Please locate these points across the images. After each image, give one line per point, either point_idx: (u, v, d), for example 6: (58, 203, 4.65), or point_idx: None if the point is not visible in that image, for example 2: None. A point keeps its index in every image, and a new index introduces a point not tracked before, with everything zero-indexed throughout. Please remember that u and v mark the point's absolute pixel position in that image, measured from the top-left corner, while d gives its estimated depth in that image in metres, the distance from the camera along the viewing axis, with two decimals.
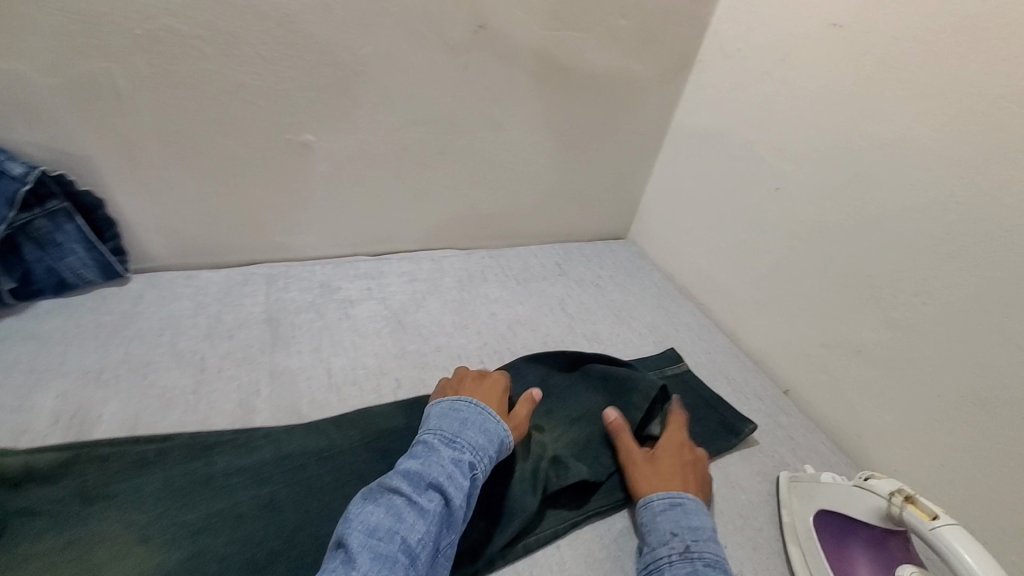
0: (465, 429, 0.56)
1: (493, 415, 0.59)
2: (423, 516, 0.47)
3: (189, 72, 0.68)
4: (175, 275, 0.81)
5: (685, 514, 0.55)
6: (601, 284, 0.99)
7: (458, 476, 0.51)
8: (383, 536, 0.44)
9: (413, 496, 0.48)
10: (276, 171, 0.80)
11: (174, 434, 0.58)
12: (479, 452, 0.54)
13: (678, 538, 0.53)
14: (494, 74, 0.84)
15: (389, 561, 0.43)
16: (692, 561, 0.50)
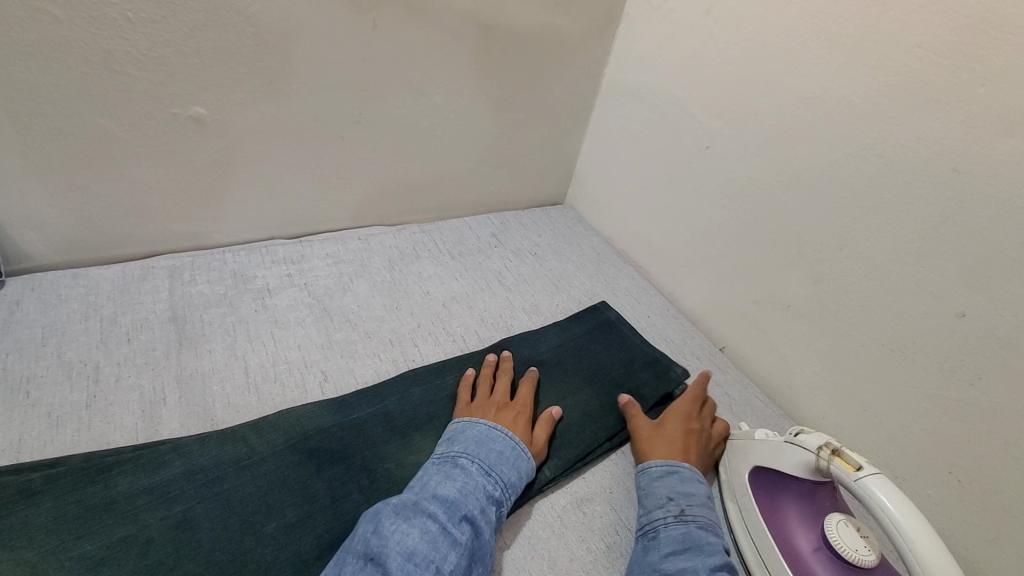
0: (501, 462, 0.55)
1: (528, 454, 0.57)
2: (457, 547, 0.46)
3: (36, 38, 0.58)
4: (60, 274, 0.72)
5: (681, 481, 0.57)
6: (539, 253, 0.96)
7: (489, 512, 0.50)
8: (419, 563, 0.44)
9: (448, 525, 0.47)
10: (166, 150, 0.71)
11: (65, 457, 0.52)
12: (511, 490, 0.53)
13: (676, 502, 0.55)
14: (408, 34, 0.76)
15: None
16: (689, 524, 0.52)
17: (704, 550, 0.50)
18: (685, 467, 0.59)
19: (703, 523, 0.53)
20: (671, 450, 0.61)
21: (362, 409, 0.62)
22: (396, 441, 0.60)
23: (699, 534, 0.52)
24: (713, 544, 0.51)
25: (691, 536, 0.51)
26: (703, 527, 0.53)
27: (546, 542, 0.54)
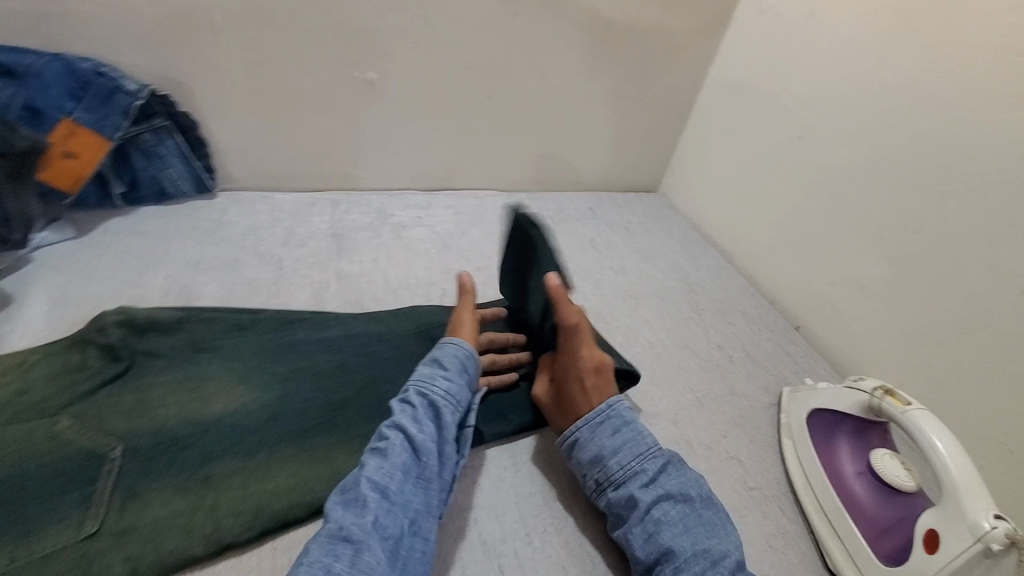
0: (423, 367, 0.59)
1: (452, 339, 0.62)
2: (380, 454, 0.51)
3: (273, 10, 0.78)
4: (254, 194, 0.93)
5: (581, 450, 0.58)
6: (629, 228, 1.06)
7: (406, 409, 0.55)
8: (348, 488, 0.49)
9: (373, 443, 0.52)
10: (342, 105, 0.90)
11: (260, 311, 0.69)
12: (433, 378, 0.57)
13: (589, 473, 0.57)
14: (541, 24, 0.91)
15: (355, 504, 0.47)
16: (607, 490, 0.56)
17: (629, 500, 0.54)
18: (595, 417, 0.59)
19: (623, 469, 0.56)
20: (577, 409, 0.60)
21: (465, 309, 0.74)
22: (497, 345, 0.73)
23: (618, 495, 0.55)
24: (642, 482, 0.55)
25: (615, 501, 0.55)
26: (624, 473, 0.56)
27: None
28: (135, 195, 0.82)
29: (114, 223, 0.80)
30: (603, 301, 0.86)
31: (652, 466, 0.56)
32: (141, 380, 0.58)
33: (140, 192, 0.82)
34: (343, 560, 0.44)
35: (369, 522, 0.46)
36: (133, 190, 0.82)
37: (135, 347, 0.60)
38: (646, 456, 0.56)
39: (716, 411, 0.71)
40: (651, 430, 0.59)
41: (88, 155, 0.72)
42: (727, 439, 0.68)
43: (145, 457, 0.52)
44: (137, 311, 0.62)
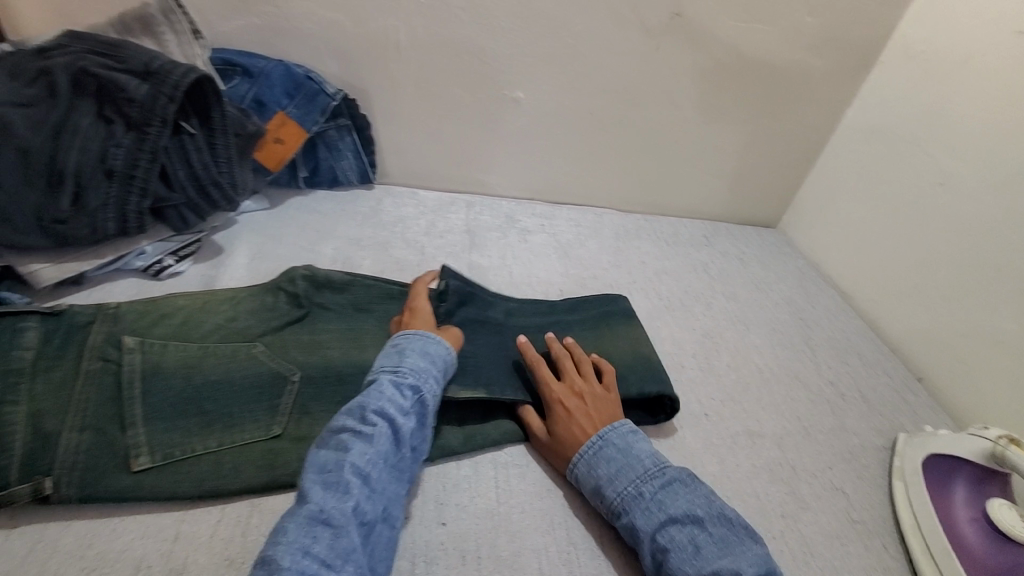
0: (407, 355, 0.59)
1: (428, 335, 0.61)
2: (368, 440, 0.51)
3: (448, 35, 0.91)
4: (404, 189, 1.06)
5: (581, 482, 0.59)
6: (744, 259, 1.07)
7: (397, 399, 0.55)
8: (332, 467, 0.49)
9: (358, 425, 0.52)
10: (490, 118, 1.01)
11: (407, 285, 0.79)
12: (423, 374, 0.58)
13: (596, 503, 0.58)
14: (681, 57, 0.96)
15: (338, 488, 0.48)
16: (616, 518, 0.56)
17: (632, 529, 0.54)
18: (588, 450, 0.59)
19: (623, 498, 0.56)
20: (573, 441, 0.60)
21: (580, 305, 0.80)
22: None
23: (625, 524, 0.55)
24: (643, 506, 0.54)
25: (625, 529, 0.55)
26: (625, 502, 0.56)
27: (719, 447, 0.69)
28: (314, 179, 0.98)
29: (296, 200, 0.96)
30: (712, 323, 0.89)
31: (649, 489, 0.55)
32: (314, 326, 0.69)
33: (318, 177, 0.98)
34: (321, 542, 0.45)
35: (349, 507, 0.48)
36: (314, 175, 0.98)
37: (315, 298, 0.72)
38: (643, 478, 0.56)
39: (826, 443, 0.73)
40: (650, 451, 0.58)
41: (292, 142, 0.89)
42: (833, 471, 0.69)
43: (317, 385, 0.63)
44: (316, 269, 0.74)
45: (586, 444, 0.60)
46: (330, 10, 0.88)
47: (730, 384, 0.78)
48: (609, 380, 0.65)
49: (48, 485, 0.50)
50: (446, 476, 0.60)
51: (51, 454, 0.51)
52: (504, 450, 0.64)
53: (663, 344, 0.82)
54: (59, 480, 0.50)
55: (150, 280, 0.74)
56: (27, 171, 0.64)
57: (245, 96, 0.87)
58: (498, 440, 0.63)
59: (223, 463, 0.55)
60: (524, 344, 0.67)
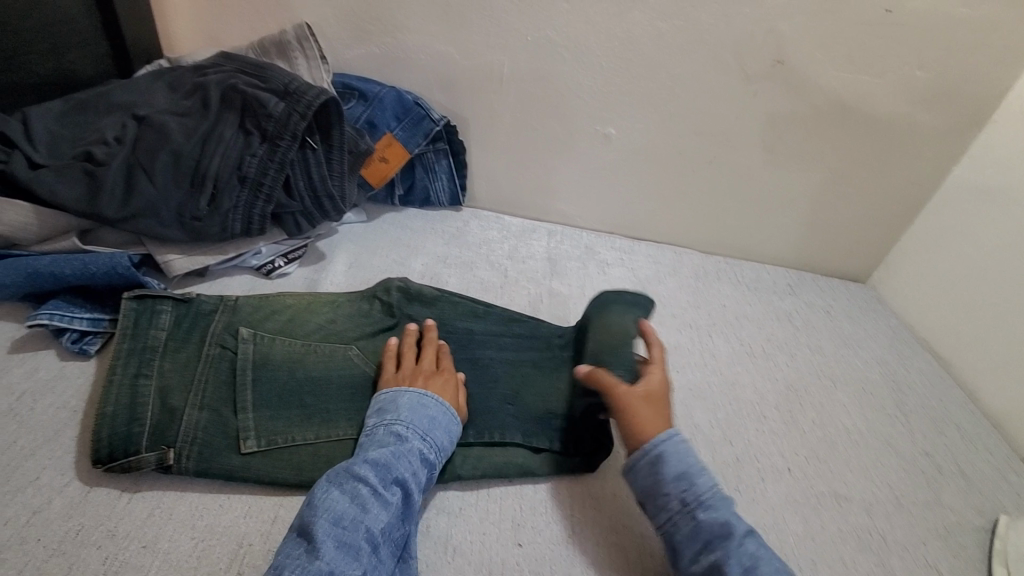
0: (433, 427, 0.58)
1: (455, 413, 0.61)
2: (387, 507, 0.51)
3: (548, 70, 0.96)
4: (490, 214, 1.11)
5: (666, 465, 0.56)
6: (831, 312, 1.03)
7: (421, 472, 0.55)
8: (348, 526, 0.48)
9: (381, 488, 0.51)
10: (579, 151, 1.04)
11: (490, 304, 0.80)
12: (442, 453, 0.58)
13: (675, 489, 0.55)
14: (776, 104, 0.96)
15: (350, 551, 0.47)
16: (698, 510, 0.54)
17: (722, 524, 0.53)
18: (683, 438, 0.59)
19: (714, 497, 0.54)
20: (656, 420, 0.59)
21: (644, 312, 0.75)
22: (682, 390, 0.77)
23: (709, 518, 0.53)
24: (732, 514, 0.54)
25: (704, 524, 0.53)
26: (715, 501, 0.54)
27: (802, 506, 0.66)
28: (408, 197, 1.04)
29: (391, 216, 1.02)
30: (795, 374, 0.86)
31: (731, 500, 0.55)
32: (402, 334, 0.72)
33: (412, 196, 1.04)
34: None
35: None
36: (408, 193, 1.04)
37: (405, 310, 0.75)
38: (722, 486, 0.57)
39: (921, 516, 0.68)
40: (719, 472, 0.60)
41: (394, 161, 0.95)
42: (928, 547, 0.65)
43: None
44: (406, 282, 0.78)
45: (674, 427, 0.59)
46: (443, 44, 0.95)
47: (815, 442, 0.75)
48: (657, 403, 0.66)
49: (171, 456, 0.54)
50: (522, 497, 0.62)
51: (175, 428, 0.56)
52: (579, 479, 0.64)
53: (744, 391, 0.80)
54: (181, 455, 0.54)
55: (261, 278, 0.81)
56: (176, 172, 0.72)
57: (359, 116, 0.93)
58: (574, 467, 0.64)
59: (319, 455, 0.58)
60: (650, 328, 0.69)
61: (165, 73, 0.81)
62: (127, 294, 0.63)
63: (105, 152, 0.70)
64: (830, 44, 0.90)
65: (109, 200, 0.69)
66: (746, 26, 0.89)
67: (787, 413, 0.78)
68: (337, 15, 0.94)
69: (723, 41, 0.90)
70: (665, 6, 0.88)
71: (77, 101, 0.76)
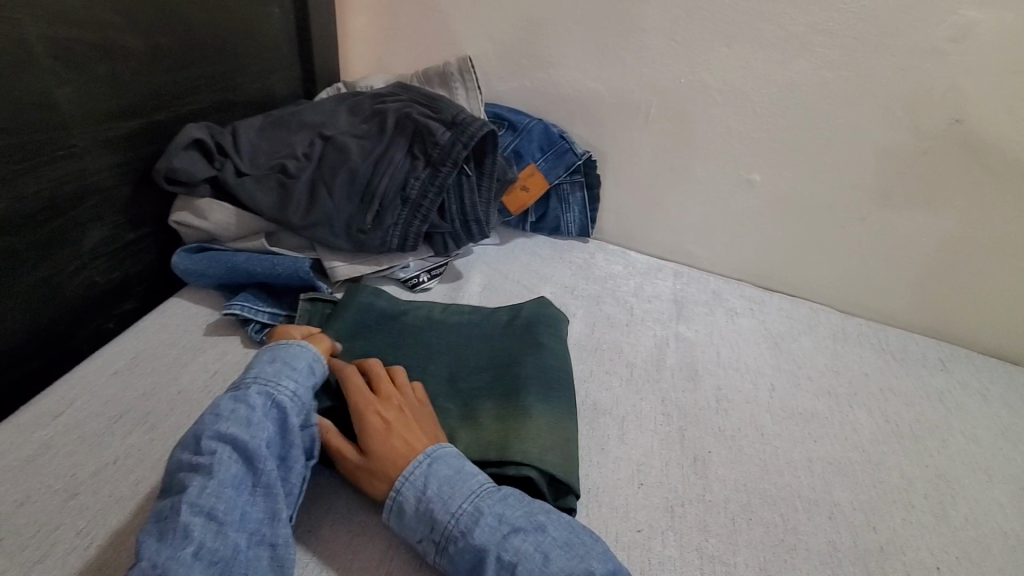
0: (261, 369, 0.56)
1: (290, 351, 0.60)
2: (208, 468, 0.48)
3: (696, 112, 0.96)
4: (616, 248, 1.11)
5: (398, 511, 0.54)
6: (992, 398, 0.92)
7: (240, 415, 0.52)
8: (168, 512, 0.46)
9: (195, 457, 0.49)
10: (717, 194, 1.02)
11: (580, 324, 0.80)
12: (277, 388, 0.56)
13: (422, 532, 0.53)
14: (949, 164, 0.88)
15: (175, 534, 0.45)
16: (450, 542, 0.52)
17: (474, 547, 0.51)
18: (407, 471, 0.55)
19: (458, 520, 0.52)
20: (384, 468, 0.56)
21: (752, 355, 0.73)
22: (818, 463, 0.72)
23: (462, 550, 0.51)
24: (477, 522, 0.52)
25: (461, 556, 0.51)
26: (460, 525, 0.52)
27: None
28: (539, 225, 1.07)
29: (522, 241, 1.06)
30: (951, 465, 0.77)
31: (487, 506, 0.53)
32: (535, 361, 0.72)
33: (543, 224, 1.07)
34: None
35: (192, 551, 0.44)
36: (540, 222, 1.07)
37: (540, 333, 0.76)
38: (480, 493, 0.54)
39: None
40: (475, 470, 0.56)
41: (535, 191, 0.99)
42: None
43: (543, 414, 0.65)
44: (539, 312, 0.80)
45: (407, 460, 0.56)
46: (594, 82, 0.99)
47: (974, 546, 0.67)
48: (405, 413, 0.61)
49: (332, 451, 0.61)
50: (650, 549, 0.59)
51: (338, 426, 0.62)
52: (710, 541, 0.61)
53: (890, 474, 0.73)
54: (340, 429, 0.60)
55: (406, 292, 0.86)
56: (351, 189, 0.79)
57: (508, 146, 0.98)
58: (703, 527, 0.62)
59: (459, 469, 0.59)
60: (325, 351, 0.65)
61: (348, 98, 0.90)
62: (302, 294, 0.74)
63: (296, 166, 0.79)
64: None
65: (296, 209, 0.78)
66: (923, 79, 0.84)
67: (940, 507, 0.70)
68: (496, 51, 1.01)
69: (895, 94, 0.86)
70: (832, 55, 0.86)
71: (274, 117, 0.86)
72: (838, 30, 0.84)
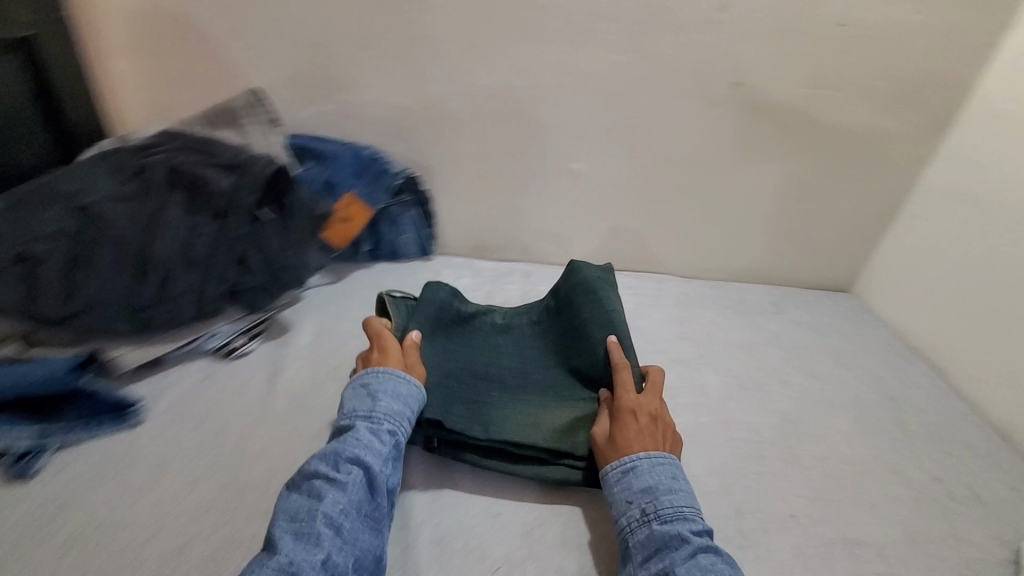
0: (379, 401, 0.65)
1: (399, 377, 0.67)
2: (342, 485, 0.56)
3: (510, 110, 0.94)
4: (462, 260, 1.08)
5: (636, 477, 0.61)
6: (820, 329, 1.00)
7: (374, 446, 0.61)
8: (304, 518, 0.54)
9: (333, 473, 0.57)
10: (547, 189, 1.02)
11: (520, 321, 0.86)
12: (395, 418, 0.64)
13: (638, 499, 0.60)
14: (741, 125, 0.94)
15: (309, 538, 0.52)
16: (654, 521, 0.57)
17: (676, 535, 0.56)
18: (644, 458, 0.62)
19: (674, 510, 0.58)
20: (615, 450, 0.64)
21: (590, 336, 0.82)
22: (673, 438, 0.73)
23: (665, 532, 0.56)
24: (690, 527, 0.57)
25: (657, 535, 0.56)
26: (674, 514, 0.58)
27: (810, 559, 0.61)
28: (375, 253, 1.02)
29: (359, 274, 0.99)
30: (792, 404, 0.82)
31: (697, 519, 0.58)
32: (591, 334, 0.77)
33: (380, 251, 1.02)
34: None
35: (319, 558, 0.51)
36: (376, 249, 1.02)
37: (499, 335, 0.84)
38: (698, 508, 0.59)
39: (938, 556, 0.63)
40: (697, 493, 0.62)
41: (358, 220, 0.93)
42: None
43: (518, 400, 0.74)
44: (587, 279, 0.83)
45: (643, 451, 0.63)
46: (399, 96, 0.94)
47: (819, 479, 0.71)
48: (659, 424, 0.67)
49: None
50: None
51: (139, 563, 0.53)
52: None
53: (739, 430, 0.76)
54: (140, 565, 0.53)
55: (221, 361, 0.76)
56: (121, 259, 0.69)
57: (317, 177, 0.92)
58: None
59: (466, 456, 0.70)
60: (621, 351, 0.73)
61: (106, 155, 0.77)
62: (383, 291, 0.82)
63: (43, 246, 0.66)
64: (789, 62, 0.88)
65: (48, 298, 0.65)
66: (701, 51, 0.88)
67: (786, 451, 0.74)
68: (287, 79, 0.93)
69: (682, 69, 0.90)
70: (619, 39, 0.88)
71: (14, 200, 0.70)
72: (617, 14, 0.85)
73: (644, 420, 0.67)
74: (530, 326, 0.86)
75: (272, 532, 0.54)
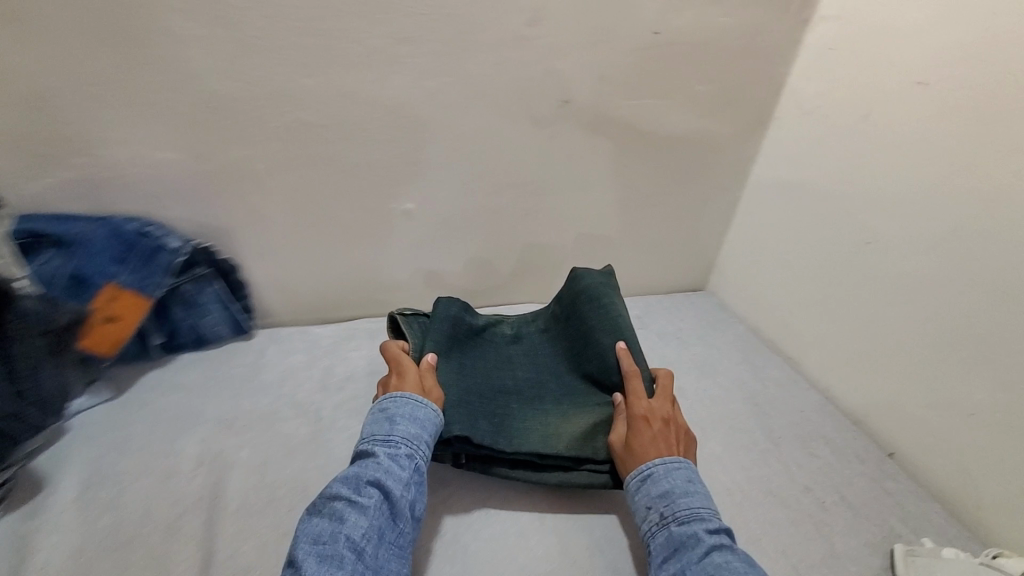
0: (398, 424, 0.61)
1: (420, 402, 0.63)
2: (365, 510, 0.53)
3: (314, 153, 0.79)
4: (292, 330, 0.92)
5: (654, 481, 0.60)
6: (683, 337, 0.99)
7: (395, 471, 0.57)
8: (327, 540, 0.50)
9: (355, 496, 0.54)
10: (379, 235, 0.89)
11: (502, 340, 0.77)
12: (415, 443, 0.60)
13: (655, 503, 0.58)
14: (575, 143, 0.88)
15: (332, 560, 0.49)
16: (671, 524, 0.56)
17: (691, 535, 0.54)
18: (659, 464, 0.61)
19: (690, 511, 0.56)
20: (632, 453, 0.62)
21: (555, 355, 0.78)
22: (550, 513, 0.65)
23: (682, 533, 0.55)
24: (706, 527, 0.55)
25: (675, 537, 0.55)
26: (690, 514, 0.56)
27: None
28: (173, 343, 0.82)
29: (151, 378, 0.79)
30: None
31: (715, 520, 0.56)
32: (601, 340, 0.74)
33: (179, 340, 0.82)
34: None
35: None
36: (172, 339, 0.82)
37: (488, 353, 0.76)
38: (715, 510, 0.58)
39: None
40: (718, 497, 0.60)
41: (129, 315, 0.73)
42: None
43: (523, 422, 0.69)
44: (588, 287, 0.79)
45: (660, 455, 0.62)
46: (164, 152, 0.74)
47: None
48: (676, 427, 0.66)
49: None
50: None
51: None
52: None
53: None
54: None
55: None
56: None
57: (58, 272, 0.70)
58: None
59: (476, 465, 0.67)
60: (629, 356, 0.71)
61: None
62: (394, 312, 0.77)
63: None
64: (611, 74, 0.83)
65: None
66: (519, 70, 0.80)
67: None
68: None
69: (503, 90, 0.81)
70: (426, 64, 0.76)
71: None
72: (419, 36, 0.74)
73: (662, 423, 0.65)
74: (539, 334, 0.82)
75: (294, 553, 0.50)
